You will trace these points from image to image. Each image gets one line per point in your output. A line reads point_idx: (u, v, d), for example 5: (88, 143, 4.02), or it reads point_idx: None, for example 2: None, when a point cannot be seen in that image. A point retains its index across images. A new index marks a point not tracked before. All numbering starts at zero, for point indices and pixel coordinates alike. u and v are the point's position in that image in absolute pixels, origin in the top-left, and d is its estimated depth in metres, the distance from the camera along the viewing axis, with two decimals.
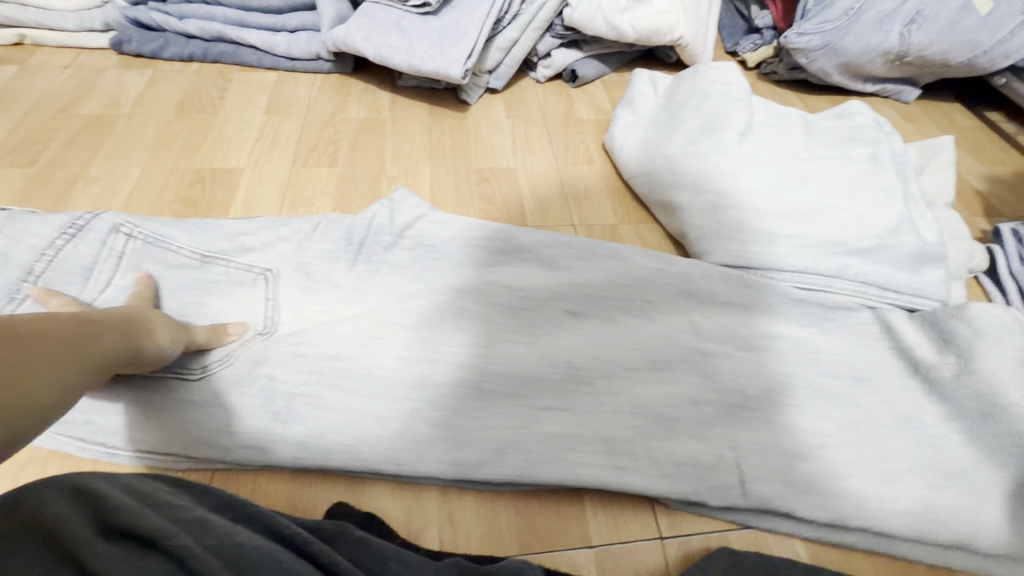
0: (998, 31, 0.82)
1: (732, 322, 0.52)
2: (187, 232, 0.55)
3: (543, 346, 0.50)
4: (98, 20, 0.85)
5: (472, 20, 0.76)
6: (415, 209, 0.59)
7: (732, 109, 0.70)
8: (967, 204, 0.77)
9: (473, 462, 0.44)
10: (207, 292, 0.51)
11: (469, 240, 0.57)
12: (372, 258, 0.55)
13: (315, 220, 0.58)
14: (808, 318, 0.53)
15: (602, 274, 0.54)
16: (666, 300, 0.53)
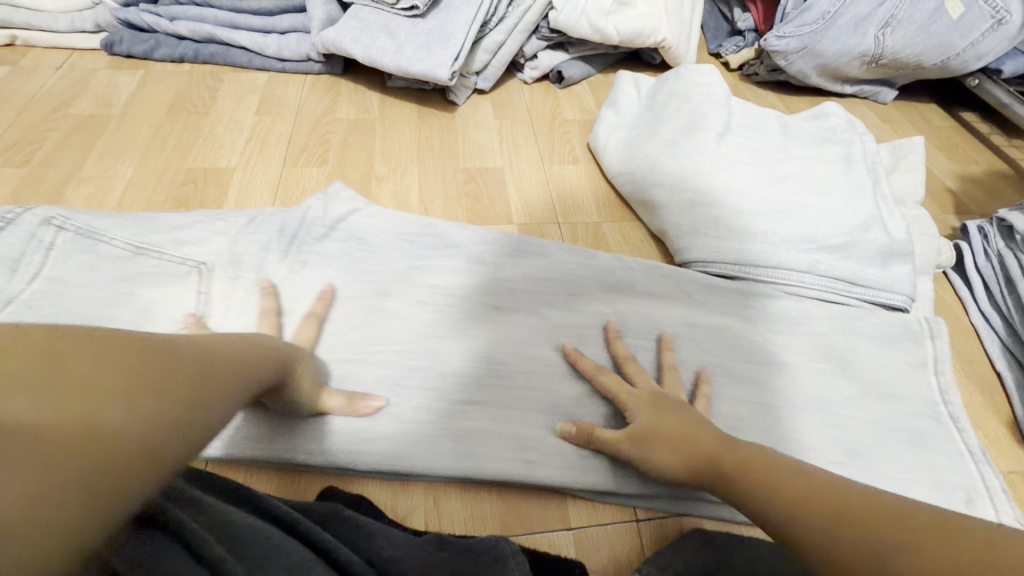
0: (970, 33, 0.84)
1: (654, 312, 0.56)
2: (119, 224, 0.55)
3: (523, 342, 0.53)
4: (89, 22, 0.87)
5: (459, 23, 0.77)
6: (350, 202, 0.62)
7: (712, 110, 0.72)
8: (939, 202, 0.80)
9: (458, 449, 0.46)
10: (136, 283, 0.51)
11: (398, 234, 0.60)
12: (304, 248, 0.57)
13: (251, 214, 0.59)
14: (769, 316, 0.57)
15: (525, 271, 0.58)
16: (591, 293, 0.57)
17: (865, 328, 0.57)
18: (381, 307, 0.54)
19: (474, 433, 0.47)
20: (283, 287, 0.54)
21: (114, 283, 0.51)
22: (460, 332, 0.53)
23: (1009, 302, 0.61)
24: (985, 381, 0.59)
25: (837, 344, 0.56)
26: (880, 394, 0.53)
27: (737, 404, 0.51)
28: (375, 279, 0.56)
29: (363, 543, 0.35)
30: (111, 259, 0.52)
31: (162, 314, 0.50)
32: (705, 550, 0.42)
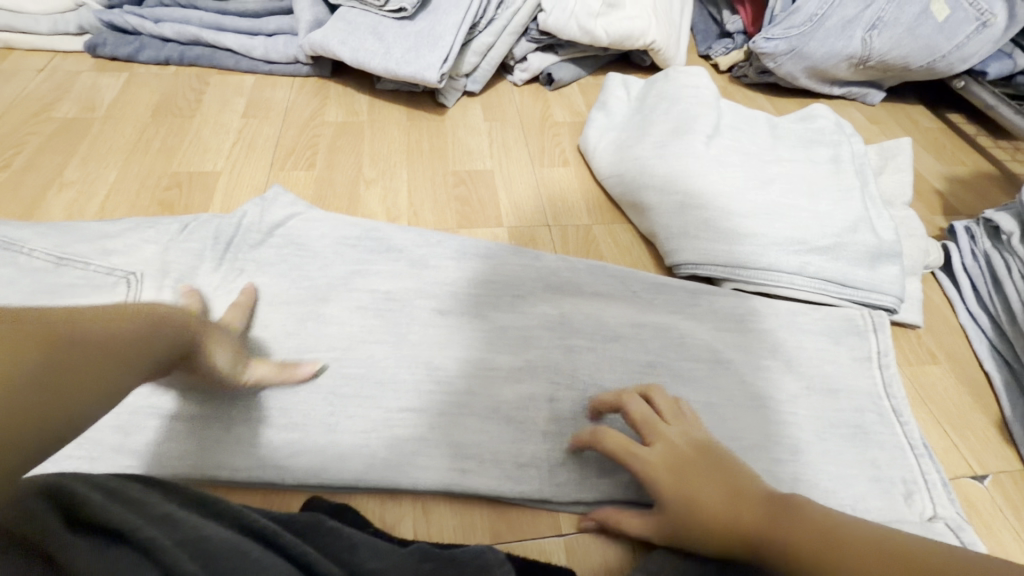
0: (956, 36, 0.85)
1: (602, 313, 0.56)
2: (40, 234, 0.55)
3: (513, 348, 0.53)
4: (72, 24, 0.85)
5: (447, 25, 0.77)
6: (289, 206, 0.62)
7: (700, 112, 0.72)
8: (927, 203, 0.80)
9: (449, 455, 0.46)
10: (58, 295, 0.50)
11: (338, 238, 0.60)
12: (238, 256, 0.57)
13: (183, 221, 0.58)
14: (751, 322, 0.57)
15: (465, 273, 0.58)
16: (535, 294, 0.57)
17: (851, 329, 0.58)
18: (373, 312, 0.54)
19: (465, 440, 0.47)
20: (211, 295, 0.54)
21: (34, 296, 0.50)
22: (449, 339, 0.53)
23: (995, 301, 0.62)
24: (975, 381, 0.59)
25: (825, 346, 0.56)
26: (825, 390, 0.53)
27: (726, 406, 0.51)
28: (313, 285, 0.56)
29: (346, 555, 0.35)
30: (29, 271, 0.52)
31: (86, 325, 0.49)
32: None
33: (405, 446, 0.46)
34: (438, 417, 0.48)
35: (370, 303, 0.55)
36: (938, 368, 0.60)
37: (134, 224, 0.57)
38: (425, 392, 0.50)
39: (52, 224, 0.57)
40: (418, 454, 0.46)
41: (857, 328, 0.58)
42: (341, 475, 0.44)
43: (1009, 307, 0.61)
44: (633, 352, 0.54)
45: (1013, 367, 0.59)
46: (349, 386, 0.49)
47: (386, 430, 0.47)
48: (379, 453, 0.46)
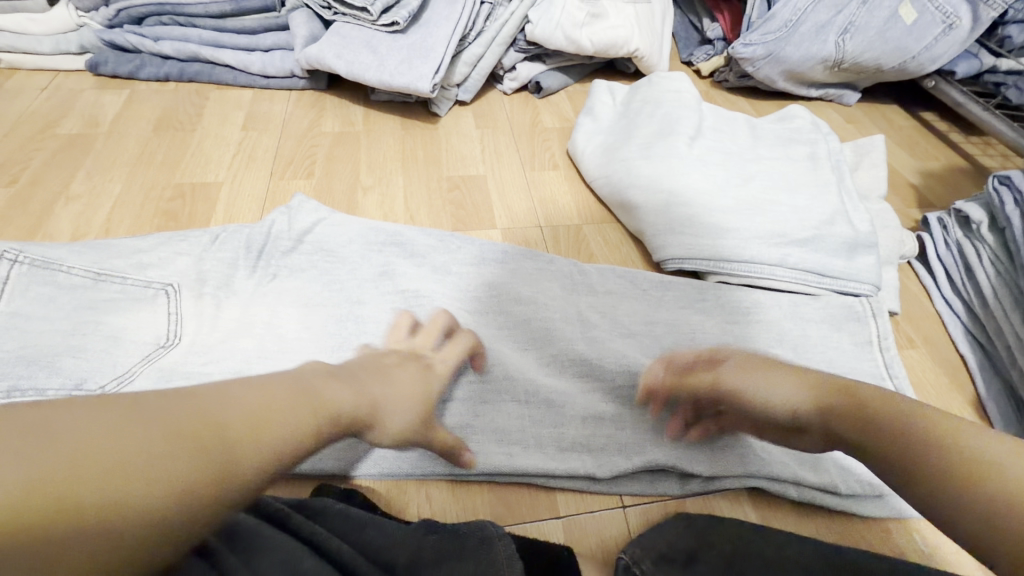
0: (924, 38, 0.89)
1: (615, 310, 0.59)
2: (75, 253, 0.55)
3: (536, 344, 0.56)
4: (74, 44, 0.88)
5: (438, 38, 0.80)
6: (315, 212, 0.65)
7: (683, 115, 0.75)
8: (903, 197, 0.84)
9: (494, 439, 0.49)
10: (102, 310, 0.51)
11: (364, 243, 0.63)
12: (271, 262, 0.59)
13: (214, 233, 0.60)
14: (733, 309, 0.60)
15: (486, 278, 0.61)
16: (553, 291, 0.60)
17: (852, 315, 0.60)
18: (382, 311, 0.57)
19: (506, 426, 0.50)
20: (245, 300, 0.56)
21: (76, 312, 0.50)
22: (480, 333, 0.56)
23: (967, 287, 0.65)
24: (949, 362, 0.62)
25: (826, 333, 0.59)
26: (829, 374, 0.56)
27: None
28: (345, 289, 0.58)
29: (355, 532, 0.37)
30: (65, 288, 0.52)
31: (132, 338, 0.50)
32: (689, 530, 0.44)
33: (455, 433, 0.48)
34: (482, 406, 0.51)
35: (378, 302, 0.58)
36: (915, 351, 0.62)
37: (143, 235, 0.60)
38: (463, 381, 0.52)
39: (60, 240, 0.60)
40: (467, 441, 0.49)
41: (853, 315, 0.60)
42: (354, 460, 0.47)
43: (980, 292, 0.64)
44: (649, 346, 0.56)
45: (986, 348, 0.61)
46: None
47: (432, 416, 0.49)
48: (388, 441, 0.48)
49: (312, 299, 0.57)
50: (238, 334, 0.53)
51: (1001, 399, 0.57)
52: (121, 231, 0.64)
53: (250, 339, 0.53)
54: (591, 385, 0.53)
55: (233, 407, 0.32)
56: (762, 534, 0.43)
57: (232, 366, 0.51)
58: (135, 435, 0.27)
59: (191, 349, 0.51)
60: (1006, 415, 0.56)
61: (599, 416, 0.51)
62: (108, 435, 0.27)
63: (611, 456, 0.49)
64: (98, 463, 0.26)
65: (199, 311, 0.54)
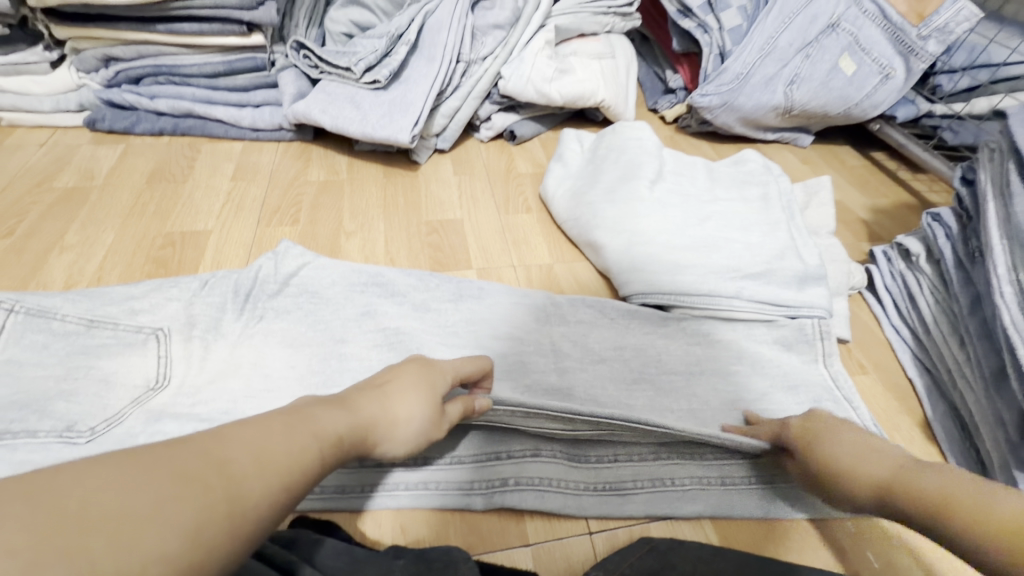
0: (864, 86, 0.97)
1: (585, 338, 0.63)
2: (70, 301, 0.57)
3: (512, 375, 0.58)
4: (73, 102, 0.93)
5: (417, 94, 0.87)
6: (300, 257, 0.68)
7: (644, 160, 0.81)
8: (854, 232, 0.90)
9: (470, 473, 0.51)
10: (94, 355, 0.54)
11: (348, 284, 0.66)
12: (259, 305, 0.63)
13: (203, 279, 0.63)
14: (698, 342, 0.64)
15: (466, 314, 0.65)
16: (530, 326, 0.64)
17: (801, 337, 0.64)
18: (364, 346, 0.60)
19: (480, 458, 0.52)
20: (233, 341, 0.59)
21: (68, 357, 0.53)
22: None
23: (911, 315, 0.70)
24: (899, 386, 0.66)
25: (777, 352, 0.63)
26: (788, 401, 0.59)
27: (675, 416, 0.56)
28: (329, 328, 0.61)
29: (328, 561, 0.39)
30: (58, 334, 0.54)
31: (121, 381, 0.52)
32: (651, 553, 0.45)
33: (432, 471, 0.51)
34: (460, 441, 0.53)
35: (358, 340, 0.61)
36: (866, 377, 0.66)
37: (134, 284, 0.63)
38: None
39: (54, 291, 0.62)
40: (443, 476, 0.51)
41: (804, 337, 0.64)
42: (330, 497, 0.49)
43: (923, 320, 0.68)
44: (618, 370, 0.60)
45: (932, 372, 0.65)
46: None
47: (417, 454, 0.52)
48: (368, 476, 0.50)
49: (298, 338, 0.60)
50: (225, 376, 0.56)
51: (948, 421, 0.61)
52: (112, 278, 0.67)
53: (237, 379, 0.56)
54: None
55: (234, 432, 0.29)
56: (718, 553, 0.45)
57: (219, 406, 0.53)
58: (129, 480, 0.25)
59: (180, 390, 0.54)
60: (952, 436, 0.59)
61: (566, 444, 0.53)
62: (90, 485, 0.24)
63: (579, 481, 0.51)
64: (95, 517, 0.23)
65: (188, 354, 0.56)
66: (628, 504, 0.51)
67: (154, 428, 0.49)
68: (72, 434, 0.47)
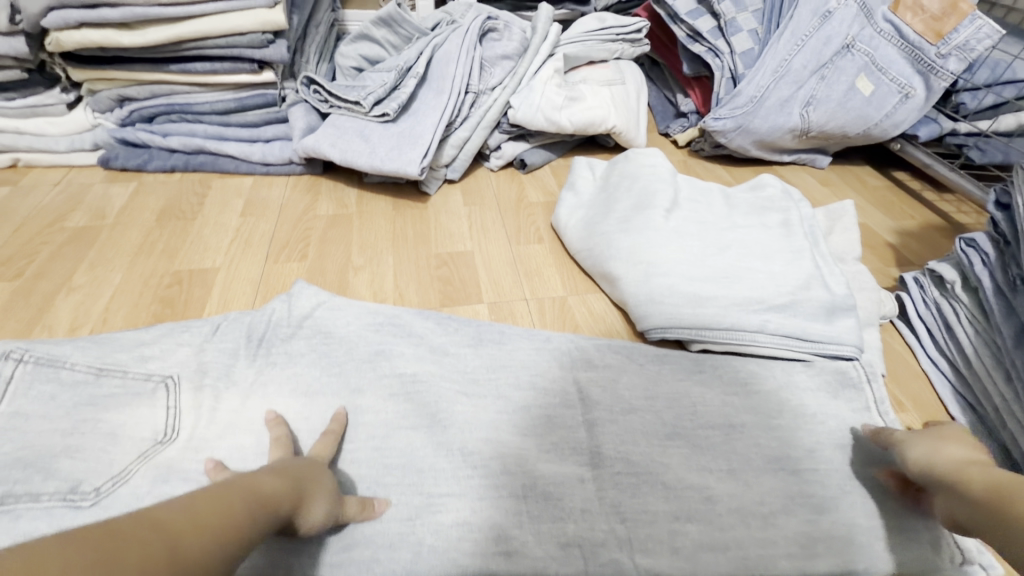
0: (883, 106, 0.95)
1: (616, 384, 0.60)
2: (80, 348, 0.57)
3: (538, 432, 0.56)
4: (88, 141, 0.94)
5: (426, 125, 0.86)
6: (314, 297, 0.67)
7: (660, 188, 0.79)
8: (880, 256, 0.86)
9: (493, 540, 0.48)
10: (101, 407, 0.53)
11: (361, 324, 0.65)
12: (271, 351, 0.61)
13: (215, 322, 0.62)
14: (730, 387, 0.60)
15: (485, 359, 0.62)
16: (556, 371, 0.61)
17: (842, 382, 0.60)
18: (377, 389, 0.58)
19: (505, 524, 0.49)
20: (243, 387, 0.57)
21: (75, 410, 0.52)
22: (480, 422, 0.56)
23: (950, 347, 0.66)
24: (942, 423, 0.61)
25: (824, 402, 0.59)
26: (824, 447, 0.55)
27: (714, 477, 0.52)
28: (343, 373, 0.59)
29: None
30: (68, 383, 0.54)
31: (129, 435, 0.51)
32: None
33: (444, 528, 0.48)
34: (479, 502, 0.50)
35: (370, 387, 0.59)
36: (906, 414, 0.62)
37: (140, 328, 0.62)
38: (451, 463, 0.52)
39: (59, 336, 0.61)
40: (463, 540, 0.47)
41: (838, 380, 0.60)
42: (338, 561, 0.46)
43: (964, 351, 0.64)
44: (650, 424, 0.56)
45: (978, 410, 0.61)
46: (373, 471, 0.52)
47: (431, 517, 0.49)
48: (381, 543, 0.47)
49: (311, 388, 0.58)
50: (235, 429, 0.53)
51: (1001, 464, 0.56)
52: (118, 321, 0.66)
53: (248, 433, 0.53)
54: (590, 475, 0.52)
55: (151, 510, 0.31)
56: None
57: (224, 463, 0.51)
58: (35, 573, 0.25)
59: (188, 445, 0.52)
60: None
61: (597, 507, 0.50)
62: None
63: (610, 554, 0.47)
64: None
65: (197, 404, 0.55)
66: (663, 558, 0.47)
67: (161, 489, 0.48)
68: (76, 496, 0.46)
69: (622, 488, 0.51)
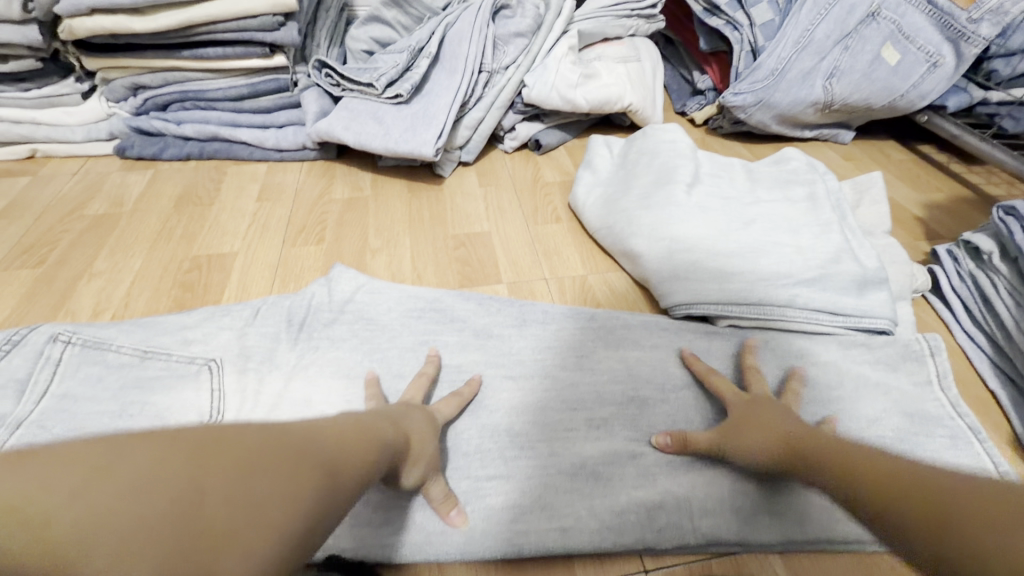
0: (910, 76, 0.92)
1: (665, 364, 0.60)
2: (125, 332, 0.59)
3: (587, 407, 0.57)
4: (103, 131, 0.94)
5: (440, 105, 0.85)
6: (354, 281, 0.67)
7: (680, 163, 0.77)
8: (910, 230, 0.83)
9: (543, 518, 0.48)
10: (147, 389, 0.54)
11: (403, 310, 0.65)
12: (313, 335, 0.61)
13: (255, 306, 0.63)
14: (767, 362, 0.60)
15: (531, 340, 0.62)
16: (598, 352, 0.61)
17: (869, 359, 0.60)
18: (419, 375, 0.59)
19: (554, 506, 0.49)
20: (288, 371, 0.58)
21: (123, 392, 0.53)
22: (525, 405, 0.57)
23: (986, 318, 0.63)
24: (979, 398, 0.60)
25: (884, 374, 0.59)
26: (854, 425, 0.54)
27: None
28: (386, 358, 0.60)
29: None
30: (113, 366, 0.55)
31: (176, 417, 0.52)
32: None
33: (483, 505, 0.49)
34: (525, 483, 0.51)
35: (405, 372, 0.59)
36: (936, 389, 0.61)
37: (174, 313, 0.63)
38: (496, 443, 0.53)
39: (81, 321, 0.62)
40: (512, 523, 0.48)
41: (883, 363, 0.60)
42: (388, 540, 0.46)
43: (1001, 324, 0.62)
44: (700, 403, 0.57)
45: (1018, 383, 0.59)
46: None
47: (478, 502, 0.49)
48: (422, 521, 0.48)
49: (353, 371, 0.58)
50: (278, 412, 0.54)
51: None
52: (139, 306, 0.66)
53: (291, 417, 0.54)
54: (627, 453, 0.53)
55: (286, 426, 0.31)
56: None
57: None
58: (204, 462, 0.25)
59: None
60: None
61: (649, 489, 0.50)
62: (158, 472, 0.24)
63: (643, 532, 0.47)
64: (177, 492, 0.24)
65: (241, 387, 0.56)
66: (724, 534, 0.47)
67: None
68: None
69: (677, 469, 0.52)
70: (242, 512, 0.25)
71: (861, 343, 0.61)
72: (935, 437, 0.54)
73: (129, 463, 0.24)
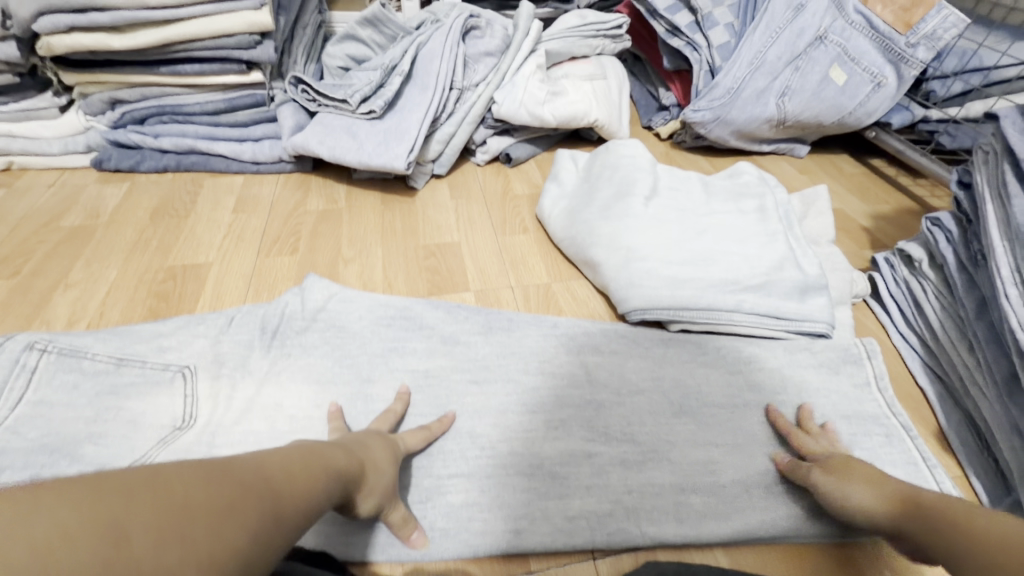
0: (856, 96, 0.98)
1: (622, 368, 0.64)
2: (101, 340, 0.60)
3: (546, 408, 0.60)
4: (81, 143, 0.96)
5: (412, 121, 0.88)
6: (327, 289, 0.70)
7: (639, 177, 0.81)
8: (856, 239, 0.89)
9: (500, 513, 0.51)
10: (121, 395, 0.56)
11: (374, 318, 0.67)
12: (285, 342, 0.64)
13: (229, 315, 0.66)
14: (715, 365, 0.64)
15: (496, 346, 0.66)
16: (558, 356, 0.65)
17: (808, 361, 0.64)
18: (388, 381, 0.61)
19: (511, 502, 0.52)
20: (260, 377, 0.60)
21: (97, 399, 0.55)
22: (488, 407, 0.60)
23: (917, 322, 0.68)
24: (910, 397, 0.64)
25: (825, 377, 0.63)
26: (793, 422, 0.59)
27: (719, 450, 0.56)
28: (356, 364, 0.62)
29: None
30: (89, 373, 0.57)
31: (149, 422, 0.54)
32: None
33: (445, 501, 0.52)
34: (485, 481, 0.53)
35: (375, 377, 0.62)
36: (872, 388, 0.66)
37: (149, 322, 0.65)
38: (459, 444, 0.56)
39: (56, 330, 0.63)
40: (472, 518, 0.51)
41: (824, 365, 0.64)
42: (353, 537, 0.49)
43: (930, 327, 0.67)
44: (653, 404, 0.60)
45: (944, 381, 0.64)
46: None
47: (441, 499, 0.52)
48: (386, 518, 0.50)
49: (324, 376, 0.61)
50: (250, 416, 0.56)
51: (963, 429, 0.59)
52: (114, 315, 0.68)
53: (262, 420, 0.56)
54: (582, 452, 0.56)
55: (223, 461, 0.32)
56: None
57: (241, 448, 0.54)
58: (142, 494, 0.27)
59: (205, 430, 0.55)
60: (969, 447, 0.58)
61: (602, 484, 0.54)
62: (82, 508, 0.25)
63: (593, 525, 0.50)
64: (97, 529, 0.25)
65: (214, 393, 0.58)
66: (670, 526, 0.50)
67: None
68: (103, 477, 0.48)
69: (628, 465, 0.55)
70: (166, 546, 0.26)
71: (803, 346, 0.66)
72: (867, 433, 0.58)
73: (53, 504, 0.25)
